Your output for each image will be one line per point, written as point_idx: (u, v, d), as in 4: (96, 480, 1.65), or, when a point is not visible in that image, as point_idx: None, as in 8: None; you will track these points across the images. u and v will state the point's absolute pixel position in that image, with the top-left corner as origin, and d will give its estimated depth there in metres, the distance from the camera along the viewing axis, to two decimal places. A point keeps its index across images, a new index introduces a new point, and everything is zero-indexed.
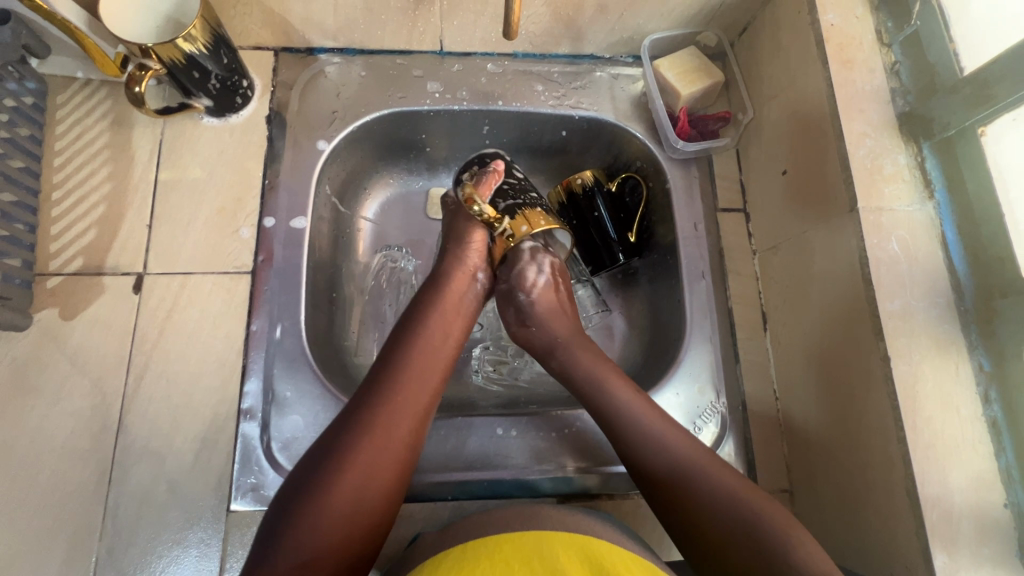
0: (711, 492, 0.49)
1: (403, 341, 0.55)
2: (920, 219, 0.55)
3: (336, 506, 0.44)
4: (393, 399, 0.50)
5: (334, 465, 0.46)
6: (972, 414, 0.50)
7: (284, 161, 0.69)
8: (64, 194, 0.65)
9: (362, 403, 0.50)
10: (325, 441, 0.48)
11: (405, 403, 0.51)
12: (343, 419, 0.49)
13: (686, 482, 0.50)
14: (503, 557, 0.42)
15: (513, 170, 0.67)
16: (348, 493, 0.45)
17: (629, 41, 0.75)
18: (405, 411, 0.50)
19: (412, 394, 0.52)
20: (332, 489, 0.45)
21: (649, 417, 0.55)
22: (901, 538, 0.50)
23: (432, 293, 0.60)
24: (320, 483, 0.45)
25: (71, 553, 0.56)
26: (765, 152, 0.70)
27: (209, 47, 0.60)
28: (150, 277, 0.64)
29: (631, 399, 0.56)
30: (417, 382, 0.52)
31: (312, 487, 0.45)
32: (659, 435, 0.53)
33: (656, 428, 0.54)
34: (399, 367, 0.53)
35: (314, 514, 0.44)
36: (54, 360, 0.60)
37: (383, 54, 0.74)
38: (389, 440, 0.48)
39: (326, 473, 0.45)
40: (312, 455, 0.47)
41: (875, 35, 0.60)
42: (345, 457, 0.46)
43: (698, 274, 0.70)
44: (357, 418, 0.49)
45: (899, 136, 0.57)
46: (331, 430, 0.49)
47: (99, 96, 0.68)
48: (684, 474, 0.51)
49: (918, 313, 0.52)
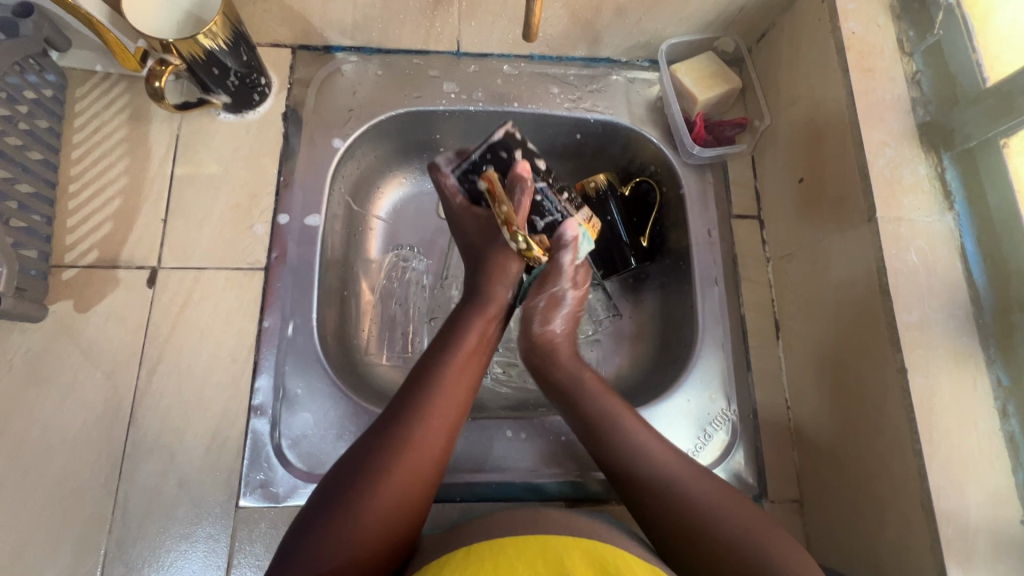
0: (703, 506, 0.49)
1: (440, 355, 0.54)
2: (940, 231, 0.54)
3: (371, 514, 0.44)
4: (425, 416, 0.50)
5: (368, 474, 0.46)
6: (990, 428, 0.49)
7: (298, 158, 0.69)
8: (81, 187, 0.65)
9: (397, 415, 0.50)
10: (358, 453, 0.48)
11: (437, 419, 0.50)
12: (378, 430, 0.49)
13: (675, 499, 0.50)
14: (507, 558, 0.42)
15: (539, 163, 0.61)
16: (381, 505, 0.45)
17: (647, 45, 0.75)
18: (438, 428, 0.50)
19: (444, 409, 0.51)
20: (363, 503, 0.45)
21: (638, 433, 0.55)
22: (914, 551, 0.50)
23: (469, 309, 0.58)
24: (350, 497, 0.45)
25: (81, 545, 0.56)
26: (781, 160, 0.70)
27: (229, 43, 0.60)
28: (164, 272, 0.64)
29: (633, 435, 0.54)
30: (449, 396, 0.52)
31: (347, 496, 0.45)
32: (650, 451, 0.53)
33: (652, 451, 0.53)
34: (433, 382, 0.52)
35: (346, 520, 0.44)
36: (67, 352, 0.61)
37: (400, 54, 0.74)
38: (420, 456, 0.48)
39: (361, 483, 0.45)
40: (345, 462, 0.48)
41: (897, 44, 0.60)
42: (380, 468, 0.46)
43: (711, 281, 0.70)
44: (390, 430, 0.49)
45: (920, 146, 0.57)
46: (363, 443, 0.49)
47: (118, 89, 0.69)
48: (674, 487, 0.51)
49: (936, 325, 0.51)
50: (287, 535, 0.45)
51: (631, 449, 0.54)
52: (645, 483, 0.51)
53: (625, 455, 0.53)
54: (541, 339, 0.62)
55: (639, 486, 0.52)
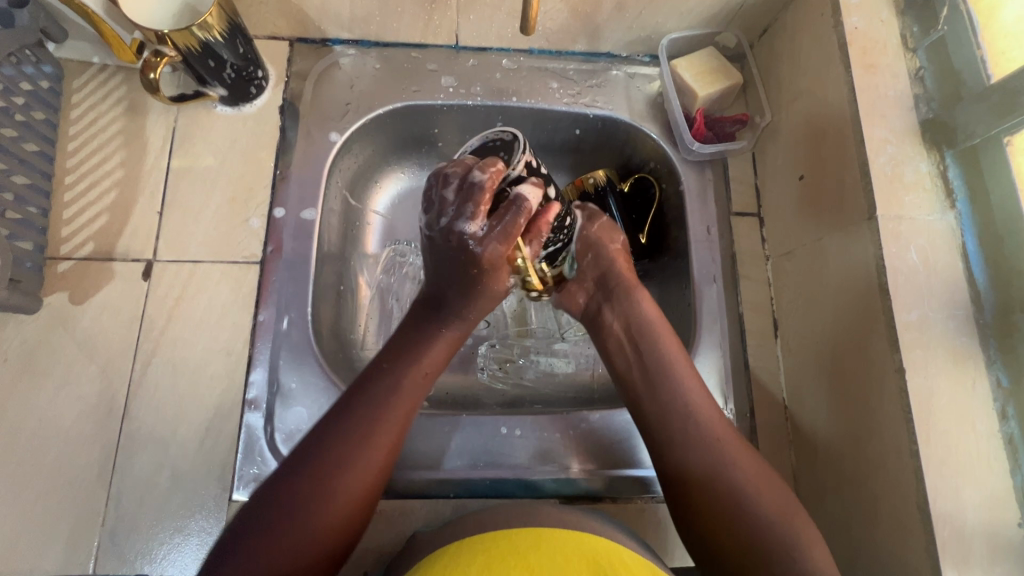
0: (741, 485, 0.49)
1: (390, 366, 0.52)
2: (940, 229, 0.53)
3: (313, 519, 0.44)
4: (368, 433, 0.48)
5: (307, 489, 0.44)
6: (988, 430, 0.49)
7: (295, 152, 0.69)
8: (77, 178, 0.65)
9: (341, 425, 0.47)
10: (306, 450, 0.46)
11: (384, 435, 0.48)
12: (328, 430, 0.47)
13: (718, 470, 0.50)
14: (500, 551, 0.42)
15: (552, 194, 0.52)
16: (325, 515, 0.44)
17: (647, 40, 0.74)
18: (388, 432, 0.49)
19: (392, 421, 0.49)
20: (307, 508, 0.44)
21: (685, 383, 0.55)
22: (909, 553, 0.49)
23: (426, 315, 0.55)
24: (294, 501, 0.44)
25: (73, 537, 0.56)
26: (781, 156, 0.69)
27: (225, 35, 0.60)
28: (159, 265, 0.64)
29: (680, 386, 0.55)
30: (401, 401, 0.50)
31: (283, 512, 0.43)
32: (700, 412, 0.53)
33: (697, 409, 0.53)
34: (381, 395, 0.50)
35: (288, 525, 0.43)
36: (62, 344, 0.61)
37: (398, 47, 0.74)
38: (362, 475, 0.46)
39: (298, 498, 0.44)
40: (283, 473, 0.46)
41: (900, 40, 0.59)
42: (321, 484, 0.45)
43: (709, 278, 0.69)
44: (342, 430, 0.47)
45: (922, 144, 0.56)
46: (312, 441, 0.47)
47: (115, 81, 0.68)
48: (717, 456, 0.50)
49: (935, 325, 0.51)
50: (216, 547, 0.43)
51: (689, 423, 0.53)
52: (683, 452, 0.51)
53: (675, 429, 0.53)
54: (610, 266, 0.62)
55: (691, 442, 0.52)
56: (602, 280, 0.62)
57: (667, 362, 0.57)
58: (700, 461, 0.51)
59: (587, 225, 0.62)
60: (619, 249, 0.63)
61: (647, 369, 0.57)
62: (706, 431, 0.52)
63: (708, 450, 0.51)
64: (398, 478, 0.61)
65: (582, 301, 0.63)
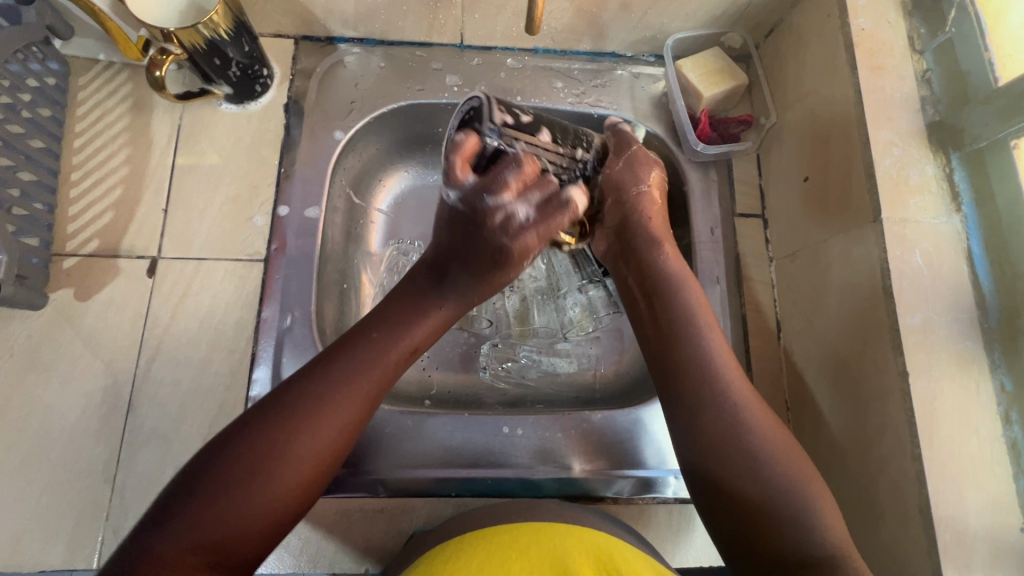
0: (757, 449, 0.47)
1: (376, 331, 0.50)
2: (946, 232, 0.53)
3: (272, 484, 0.41)
4: (340, 400, 0.45)
5: (265, 453, 0.42)
6: (991, 434, 0.49)
7: (299, 150, 0.69)
8: (83, 175, 0.65)
9: (311, 387, 0.45)
10: (278, 406, 0.44)
11: (353, 405, 0.46)
12: (303, 389, 0.45)
13: (735, 434, 0.48)
14: (502, 547, 0.42)
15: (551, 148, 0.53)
16: (286, 480, 0.42)
17: (652, 39, 0.74)
18: (362, 404, 0.46)
19: (363, 396, 0.47)
20: (267, 472, 0.41)
21: (710, 339, 0.53)
22: (911, 556, 0.49)
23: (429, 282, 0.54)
24: (255, 461, 0.41)
25: (78, 531, 0.57)
26: (786, 157, 0.69)
27: (230, 33, 0.60)
28: (164, 262, 0.64)
29: (704, 340, 0.53)
30: (378, 378, 0.48)
31: (233, 474, 0.40)
32: (724, 374, 0.51)
33: (721, 368, 0.51)
34: (360, 357, 0.48)
35: (248, 489, 0.40)
36: (68, 340, 0.61)
37: (403, 46, 0.74)
38: (318, 446, 0.43)
39: (253, 462, 0.41)
40: (234, 430, 0.43)
41: (907, 42, 0.59)
42: (274, 453, 0.42)
43: (712, 279, 0.69)
44: (317, 392, 0.45)
45: (928, 147, 0.56)
46: (286, 395, 0.45)
47: (120, 78, 0.69)
48: (737, 416, 0.49)
49: (939, 328, 0.51)
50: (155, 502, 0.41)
51: (703, 378, 0.51)
52: (698, 408, 0.50)
53: (693, 383, 0.51)
54: (637, 211, 0.62)
55: (709, 398, 0.50)
56: (623, 221, 0.62)
57: (684, 309, 0.55)
58: (716, 423, 0.49)
59: (619, 160, 0.62)
60: (652, 183, 0.63)
61: (668, 320, 0.55)
62: (717, 381, 0.50)
63: (717, 403, 0.49)
64: (399, 477, 0.61)
65: (604, 249, 0.65)
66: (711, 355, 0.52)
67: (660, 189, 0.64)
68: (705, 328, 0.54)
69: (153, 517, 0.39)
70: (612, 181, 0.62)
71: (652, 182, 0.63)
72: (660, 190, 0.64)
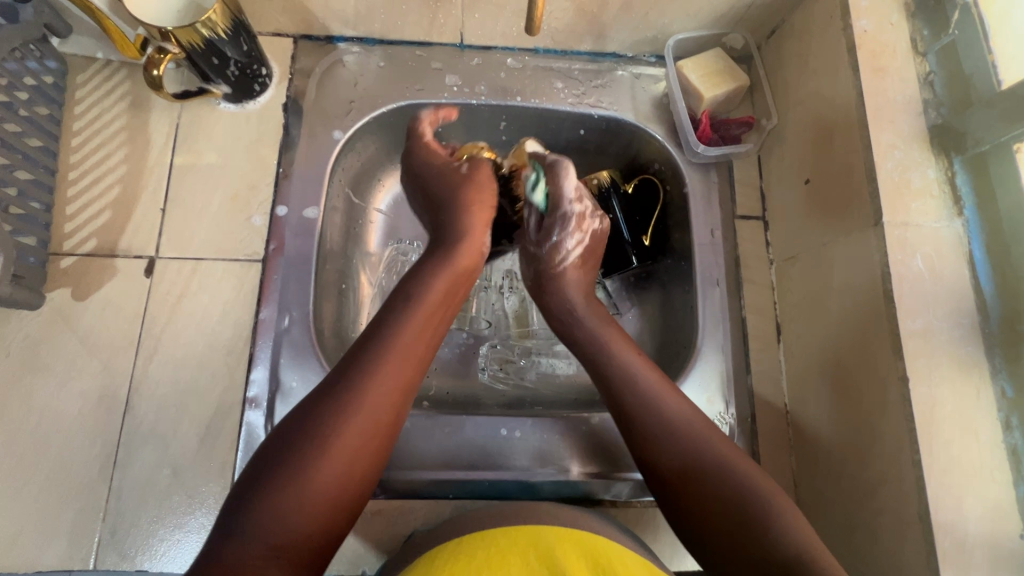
0: (712, 463, 0.49)
1: (400, 308, 0.52)
2: (947, 236, 0.53)
3: (330, 464, 0.42)
4: (381, 373, 0.47)
5: (319, 438, 0.43)
6: (992, 440, 0.48)
7: (298, 149, 0.69)
8: (80, 174, 0.65)
9: (353, 370, 0.47)
10: (318, 396, 0.45)
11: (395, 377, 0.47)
12: (342, 375, 0.46)
13: (678, 454, 0.50)
14: (499, 549, 0.42)
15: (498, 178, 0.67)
16: (341, 458, 0.43)
17: (653, 40, 0.74)
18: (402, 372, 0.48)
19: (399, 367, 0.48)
20: (323, 454, 0.42)
21: (637, 369, 0.55)
22: (910, 562, 0.49)
23: (442, 256, 0.57)
24: (309, 447, 0.42)
25: (74, 531, 0.57)
26: (787, 159, 0.69)
27: (229, 32, 0.59)
28: (161, 262, 0.64)
29: (631, 373, 0.55)
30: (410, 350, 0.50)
31: (297, 463, 0.41)
32: (659, 400, 0.53)
33: (656, 396, 0.53)
34: (393, 335, 0.49)
35: (308, 475, 0.41)
36: (65, 339, 0.61)
37: (403, 46, 0.73)
38: (369, 420, 0.45)
39: (310, 448, 0.42)
40: (287, 425, 0.44)
41: (911, 44, 0.58)
42: (327, 435, 0.43)
43: (712, 282, 0.69)
44: (357, 371, 0.46)
45: (930, 150, 0.55)
46: (325, 387, 0.46)
47: (119, 77, 0.68)
48: (681, 438, 0.50)
49: (940, 333, 0.50)
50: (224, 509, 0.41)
51: (640, 408, 0.53)
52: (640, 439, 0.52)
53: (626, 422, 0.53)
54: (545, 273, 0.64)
55: (641, 432, 0.52)
56: (539, 283, 0.65)
57: (606, 340, 0.59)
58: (666, 446, 0.50)
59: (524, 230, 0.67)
60: (553, 252, 0.64)
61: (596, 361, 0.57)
62: (655, 410, 0.52)
63: (651, 431, 0.51)
64: (397, 478, 0.61)
65: None
66: (638, 381, 0.54)
67: (573, 250, 0.64)
68: (626, 357, 0.57)
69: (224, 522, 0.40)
70: (527, 246, 0.67)
71: (557, 236, 0.63)
72: (573, 252, 0.64)
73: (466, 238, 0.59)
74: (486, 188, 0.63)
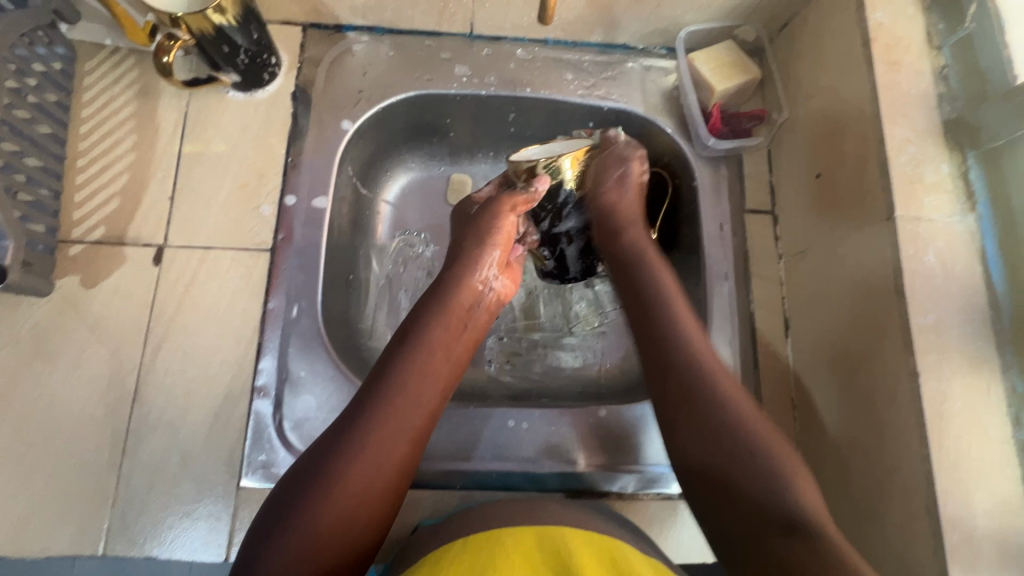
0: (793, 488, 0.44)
1: (397, 351, 0.52)
2: (961, 232, 0.53)
3: (340, 494, 0.43)
4: (393, 411, 0.48)
5: (333, 470, 0.44)
6: (1001, 436, 0.48)
7: (307, 139, 0.68)
8: (89, 162, 0.65)
9: (369, 408, 0.48)
10: (337, 428, 0.47)
11: (408, 418, 0.48)
12: (359, 407, 0.48)
13: (763, 463, 0.46)
14: (505, 551, 0.42)
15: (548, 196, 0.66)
16: (348, 491, 0.44)
17: (665, 31, 0.73)
18: (415, 413, 0.49)
19: (411, 407, 0.49)
20: (334, 485, 0.44)
21: (724, 380, 0.51)
22: (916, 555, 0.49)
23: (442, 295, 0.57)
24: (323, 478, 0.44)
25: (84, 517, 0.57)
26: (798, 154, 0.68)
27: (238, 20, 0.59)
28: (170, 250, 0.64)
29: (715, 380, 0.51)
30: (420, 391, 0.50)
31: (297, 505, 0.43)
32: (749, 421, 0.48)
33: (742, 412, 0.49)
34: (399, 377, 0.50)
35: (320, 504, 0.43)
36: (74, 327, 0.61)
37: (412, 35, 0.73)
38: (381, 456, 0.46)
39: (324, 481, 0.44)
40: (311, 455, 0.46)
41: (925, 37, 0.57)
42: (338, 467, 0.44)
43: (721, 276, 0.69)
44: (370, 405, 0.48)
45: (944, 144, 0.55)
46: (343, 419, 0.48)
47: (127, 64, 0.68)
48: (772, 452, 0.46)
49: (952, 328, 0.50)
50: (252, 530, 0.43)
51: (724, 416, 0.48)
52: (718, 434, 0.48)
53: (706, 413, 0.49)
54: (610, 201, 0.65)
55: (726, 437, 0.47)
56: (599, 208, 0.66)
57: (704, 366, 0.52)
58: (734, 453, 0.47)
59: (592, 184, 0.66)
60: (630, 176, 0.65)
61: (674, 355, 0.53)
62: (735, 423, 0.48)
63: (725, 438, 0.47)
64: None
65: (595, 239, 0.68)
66: (717, 383, 0.50)
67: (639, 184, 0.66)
68: (717, 373, 0.51)
69: (254, 541, 0.42)
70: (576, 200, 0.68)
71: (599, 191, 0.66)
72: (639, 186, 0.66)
73: (456, 282, 0.59)
74: (501, 230, 0.62)
